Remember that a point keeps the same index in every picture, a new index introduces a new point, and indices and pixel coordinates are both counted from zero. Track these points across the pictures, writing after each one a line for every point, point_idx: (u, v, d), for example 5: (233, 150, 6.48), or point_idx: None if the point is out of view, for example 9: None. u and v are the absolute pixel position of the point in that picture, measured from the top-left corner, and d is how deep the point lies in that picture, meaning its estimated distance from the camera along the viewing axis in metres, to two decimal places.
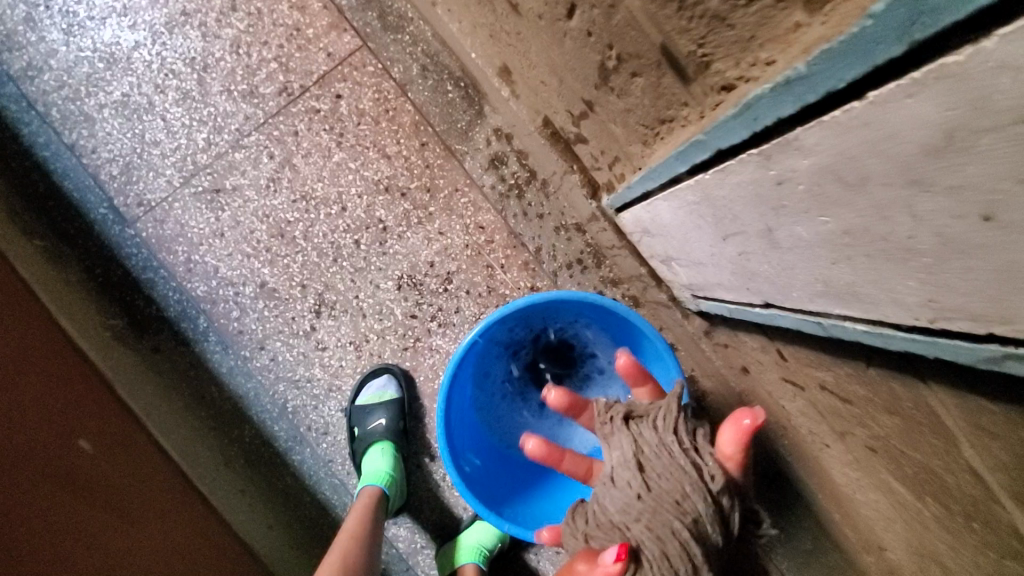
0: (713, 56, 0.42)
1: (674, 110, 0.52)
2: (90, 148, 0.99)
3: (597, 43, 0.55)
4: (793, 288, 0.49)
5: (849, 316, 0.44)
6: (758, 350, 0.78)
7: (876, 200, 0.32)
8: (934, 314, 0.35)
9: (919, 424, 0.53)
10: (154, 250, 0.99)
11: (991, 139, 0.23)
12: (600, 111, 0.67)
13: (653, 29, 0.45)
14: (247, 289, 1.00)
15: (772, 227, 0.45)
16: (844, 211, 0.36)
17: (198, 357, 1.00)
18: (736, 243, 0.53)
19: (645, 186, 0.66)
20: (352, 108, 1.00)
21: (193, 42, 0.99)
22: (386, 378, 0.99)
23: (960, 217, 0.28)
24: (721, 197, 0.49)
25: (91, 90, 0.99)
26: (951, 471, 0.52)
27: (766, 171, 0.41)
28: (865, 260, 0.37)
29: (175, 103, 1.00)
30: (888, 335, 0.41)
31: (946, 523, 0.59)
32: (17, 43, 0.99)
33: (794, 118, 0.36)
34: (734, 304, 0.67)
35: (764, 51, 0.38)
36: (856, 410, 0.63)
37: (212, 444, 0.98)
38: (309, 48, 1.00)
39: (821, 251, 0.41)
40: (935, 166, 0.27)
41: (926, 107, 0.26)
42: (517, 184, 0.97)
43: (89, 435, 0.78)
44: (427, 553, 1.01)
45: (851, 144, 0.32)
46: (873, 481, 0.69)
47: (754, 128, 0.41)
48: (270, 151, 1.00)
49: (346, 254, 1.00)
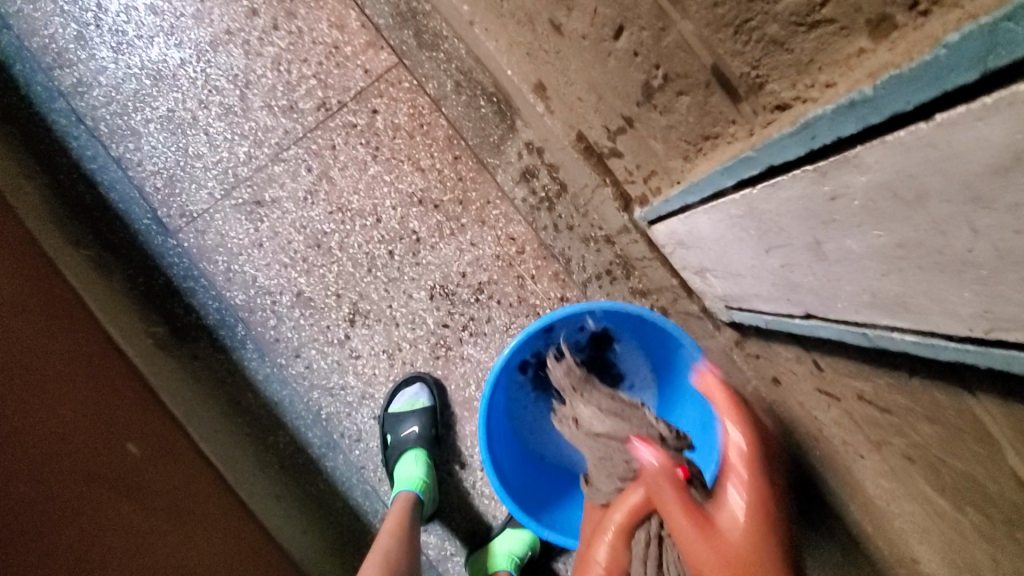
0: (767, 77, 0.44)
1: (720, 127, 0.54)
2: (136, 161, 1.03)
3: (643, 63, 0.57)
4: (839, 298, 0.51)
5: (897, 327, 0.46)
6: (791, 361, 0.79)
7: (934, 216, 0.34)
8: (989, 324, 0.36)
9: (962, 434, 0.54)
10: (194, 260, 1.02)
11: None
12: (640, 127, 0.69)
13: (704, 50, 0.47)
14: (284, 298, 1.02)
15: (821, 240, 0.47)
16: (900, 225, 0.37)
17: (235, 364, 1.02)
18: (781, 254, 0.54)
19: (684, 200, 0.68)
20: (388, 123, 1.03)
21: (236, 59, 1.03)
22: (418, 386, 1.01)
23: (1022, 231, 0.30)
24: (768, 211, 0.51)
25: (138, 106, 1.03)
26: (996, 481, 0.53)
27: (819, 187, 0.42)
28: (918, 272, 0.39)
29: (218, 118, 1.03)
30: (937, 345, 0.42)
31: (986, 532, 0.60)
32: (68, 60, 1.03)
33: (855, 137, 0.37)
34: (770, 316, 0.68)
35: (822, 73, 0.40)
36: (896, 420, 0.63)
37: (249, 450, 1.00)
38: (347, 65, 1.03)
39: (872, 263, 0.43)
40: (1000, 184, 0.29)
41: (995, 130, 0.27)
42: (547, 197, 0.99)
43: (139, 440, 0.81)
44: (457, 561, 1.02)
45: (912, 162, 0.33)
46: (911, 491, 0.70)
47: (812, 146, 0.42)
48: (309, 164, 1.03)
49: (380, 265, 1.03)
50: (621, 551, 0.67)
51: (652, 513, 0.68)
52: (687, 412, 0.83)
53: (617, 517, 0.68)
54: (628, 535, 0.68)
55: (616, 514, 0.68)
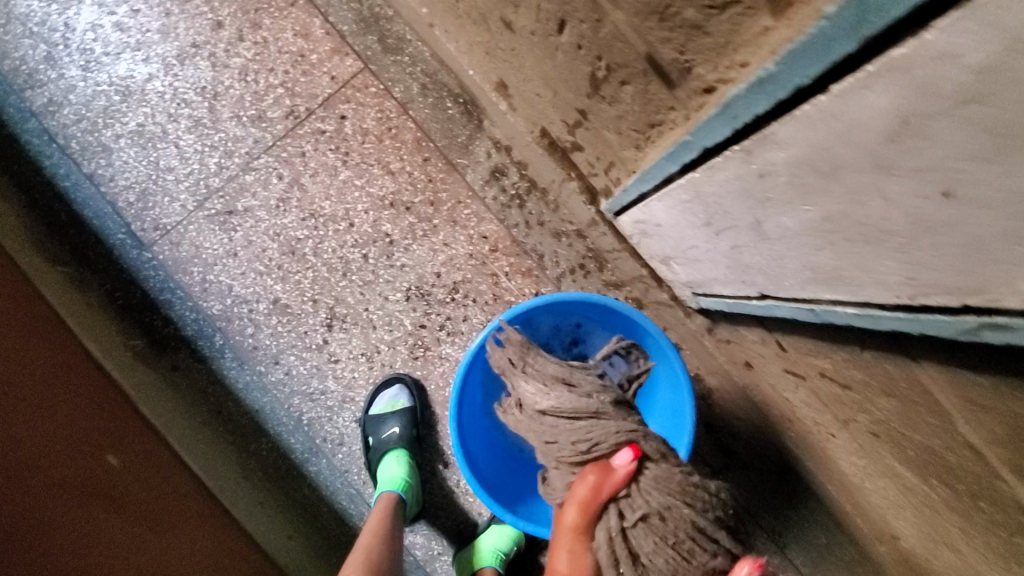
0: (693, 62, 0.45)
1: (662, 114, 0.55)
2: (109, 176, 1.04)
3: (587, 55, 0.58)
4: (785, 277, 0.52)
5: (837, 301, 0.47)
6: (758, 344, 0.80)
7: (849, 187, 0.35)
8: (913, 291, 0.37)
9: (916, 405, 0.55)
10: (170, 272, 1.03)
11: (942, 121, 0.26)
12: (594, 119, 0.70)
13: (638, 40, 0.48)
14: (261, 306, 1.03)
15: (760, 220, 0.47)
16: (823, 198, 0.38)
17: (215, 374, 1.03)
18: (730, 237, 0.55)
19: (640, 189, 0.69)
20: (356, 128, 1.04)
21: (203, 72, 1.04)
22: (397, 388, 1.01)
23: (925, 196, 0.30)
24: (711, 194, 0.52)
25: (108, 122, 1.04)
26: (952, 451, 0.54)
27: (749, 165, 0.43)
28: (845, 245, 0.40)
29: (188, 130, 1.04)
30: (875, 315, 0.43)
31: (953, 503, 0.60)
32: (38, 81, 1.04)
33: (770, 113, 0.38)
34: (731, 299, 0.69)
35: (738, 54, 0.40)
36: (857, 396, 0.64)
37: (232, 459, 1.00)
38: (313, 73, 1.04)
39: (806, 239, 0.44)
40: (898, 150, 0.30)
41: (882, 97, 0.28)
42: (517, 194, 1.00)
43: (117, 451, 0.81)
44: (444, 560, 1.02)
45: (822, 136, 0.34)
46: (880, 466, 0.70)
47: (735, 125, 0.43)
48: (279, 172, 1.04)
49: (355, 269, 1.03)
50: (582, 555, 0.57)
51: (608, 502, 0.58)
52: (658, 397, 0.83)
53: (568, 518, 0.58)
54: (586, 533, 0.58)
55: (566, 515, 0.58)
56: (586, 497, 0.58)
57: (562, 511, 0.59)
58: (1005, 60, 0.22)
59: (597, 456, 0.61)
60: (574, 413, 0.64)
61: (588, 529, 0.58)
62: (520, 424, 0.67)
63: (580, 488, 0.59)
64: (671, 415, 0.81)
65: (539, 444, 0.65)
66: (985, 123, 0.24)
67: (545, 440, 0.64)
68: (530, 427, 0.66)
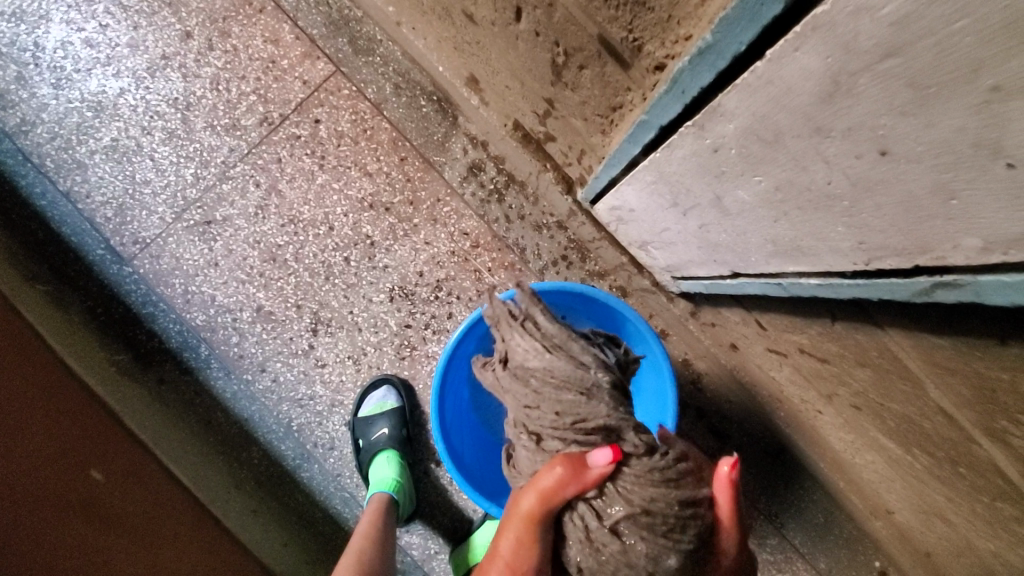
0: (642, 40, 0.45)
1: (621, 96, 0.55)
2: (85, 193, 1.03)
3: (545, 41, 0.58)
4: (751, 253, 0.51)
5: (803, 273, 0.47)
6: (740, 324, 0.79)
7: (793, 153, 0.35)
8: (867, 256, 0.37)
9: (889, 374, 0.54)
10: (152, 285, 1.03)
11: (867, 78, 0.26)
12: (560, 107, 0.70)
13: (588, 22, 0.48)
14: (244, 314, 1.03)
15: (720, 195, 0.47)
16: (771, 167, 0.38)
17: (202, 385, 1.03)
18: (696, 216, 0.55)
19: (609, 174, 0.69)
20: (331, 131, 1.03)
21: (175, 83, 1.04)
22: (385, 389, 1.01)
23: (860, 156, 0.31)
24: (674, 172, 0.51)
25: (82, 138, 1.04)
26: (928, 418, 0.53)
27: (702, 141, 0.43)
28: (798, 214, 0.40)
29: (163, 142, 1.04)
30: (837, 285, 0.43)
31: (936, 472, 0.60)
32: (10, 101, 1.04)
33: (715, 85, 0.38)
34: (708, 280, 0.69)
35: (682, 28, 0.40)
36: (834, 369, 0.64)
37: (222, 469, 1.00)
38: (285, 78, 1.04)
39: (764, 212, 0.43)
40: (831, 112, 0.30)
41: (812, 58, 0.28)
42: (496, 189, 1.00)
43: (100, 466, 0.80)
44: (441, 559, 1.02)
45: (761, 104, 0.34)
46: (866, 440, 0.70)
47: (684, 100, 0.42)
48: (256, 179, 1.03)
49: (337, 272, 1.03)
50: (528, 541, 0.56)
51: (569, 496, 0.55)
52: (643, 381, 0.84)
53: (525, 504, 0.55)
54: (538, 521, 0.55)
55: (525, 502, 0.55)
56: (547, 487, 0.54)
57: (521, 498, 0.56)
58: (915, 11, 0.22)
59: (571, 449, 0.57)
60: (562, 384, 0.60)
61: (543, 518, 0.55)
62: (501, 386, 0.63)
63: (546, 479, 0.55)
64: (656, 399, 0.81)
65: (518, 406, 0.62)
66: (905, 76, 0.25)
67: (525, 407, 0.61)
68: (513, 386, 0.62)
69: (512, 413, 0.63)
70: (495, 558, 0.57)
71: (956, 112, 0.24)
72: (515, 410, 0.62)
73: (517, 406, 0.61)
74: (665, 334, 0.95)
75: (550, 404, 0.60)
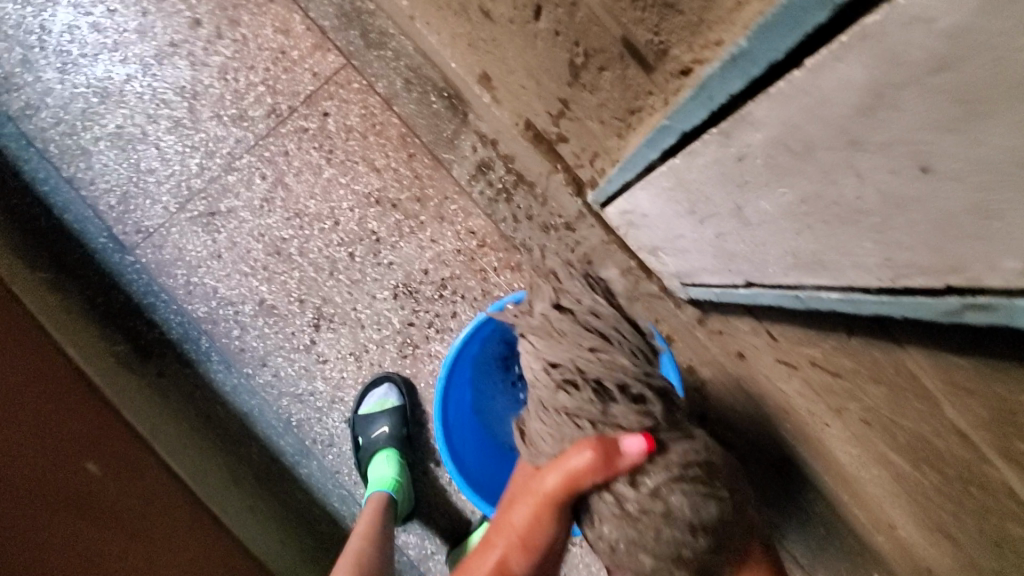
0: (668, 43, 0.44)
1: (641, 100, 0.54)
2: (88, 180, 1.02)
3: (565, 42, 0.57)
4: (769, 264, 0.50)
5: (822, 286, 0.45)
6: (749, 334, 0.78)
7: (823, 165, 0.34)
8: (894, 273, 0.36)
9: (904, 392, 0.54)
10: (153, 275, 1.02)
11: (911, 93, 0.26)
12: (576, 108, 0.69)
13: (613, 23, 0.48)
14: (246, 307, 1.01)
15: (740, 205, 0.46)
16: (798, 179, 0.37)
17: (202, 377, 1.02)
18: (713, 224, 0.54)
19: (623, 178, 0.68)
20: (340, 125, 1.02)
21: (183, 71, 1.02)
22: (386, 386, 1.00)
23: (897, 171, 0.30)
24: (693, 180, 0.50)
25: (87, 125, 1.02)
26: (941, 437, 0.53)
27: (726, 149, 0.42)
28: (823, 228, 0.39)
29: (168, 131, 1.03)
30: (858, 300, 0.42)
31: (945, 490, 0.59)
32: (15, 84, 1.02)
33: (744, 93, 0.37)
34: (718, 288, 0.68)
35: (712, 32, 0.39)
36: (846, 384, 0.63)
37: (220, 463, 1.00)
38: (295, 70, 1.02)
39: (785, 223, 0.42)
40: (868, 125, 0.29)
41: (854, 69, 0.27)
42: (504, 188, 0.98)
43: (96, 458, 0.79)
44: (438, 559, 1.01)
45: (792, 113, 0.33)
46: (873, 455, 0.69)
47: (711, 107, 0.41)
48: (263, 171, 1.02)
49: (342, 267, 1.02)
50: (543, 516, 0.60)
51: (590, 484, 0.55)
52: None
53: (545, 484, 0.58)
54: (556, 501, 0.58)
55: (549, 479, 0.57)
56: (570, 471, 0.56)
57: (545, 477, 0.58)
58: (971, 26, 0.21)
59: (606, 434, 0.56)
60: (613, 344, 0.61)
61: (561, 499, 0.58)
62: (552, 334, 0.61)
63: (574, 461, 0.56)
64: None
65: (573, 353, 0.60)
66: (951, 92, 0.24)
67: (581, 349, 0.60)
68: (569, 334, 0.61)
69: (560, 359, 0.60)
70: (511, 525, 0.63)
71: (1003, 132, 0.23)
72: (569, 354, 0.59)
73: (572, 350, 0.60)
74: (671, 340, 0.94)
75: (606, 357, 0.59)
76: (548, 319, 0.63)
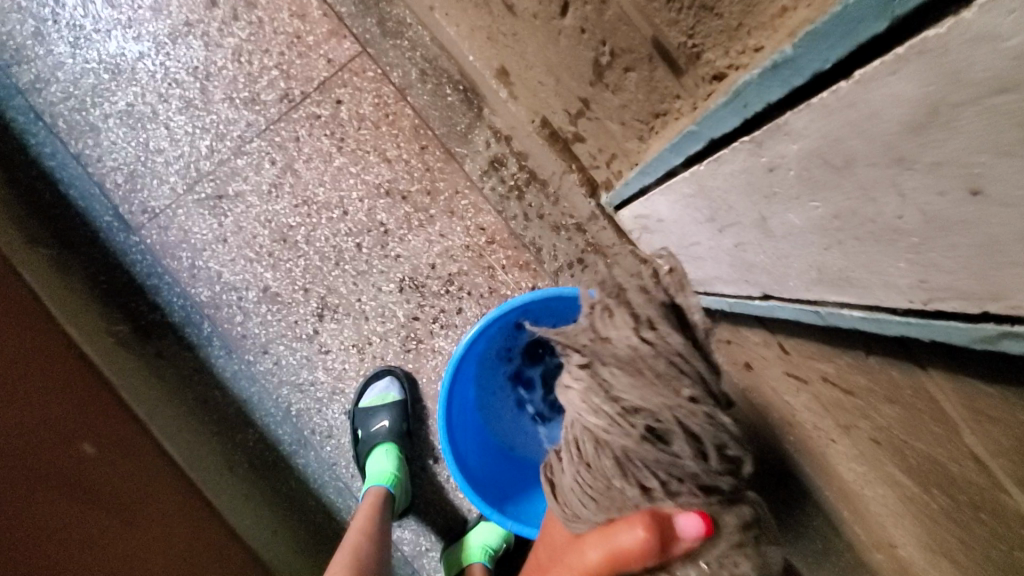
0: (702, 46, 0.44)
1: (666, 104, 0.53)
2: (96, 157, 1.01)
3: (591, 39, 0.56)
4: (789, 277, 0.49)
5: (845, 303, 0.43)
6: (759, 345, 0.77)
7: (862, 181, 0.33)
8: (926, 295, 0.34)
9: (920, 413, 0.53)
10: (158, 256, 1.01)
11: (969, 112, 0.25)
12: (596, 108, 0.67)
13: (644, 23, 0.47)
14: (250, 293, 1.00)
15: (766, 216, 0.45)
16: (833, 194, 0.36)
17: (202, 362, 1.01)
18: (733, 234, 0.53)
19: (642, 181, 0.66)
20: (352, 113, 1.01)
21: (196, 51, 1.01)
22: (388, 380, 0.99)
23: (945, 192, 0.29)
24: (717, 188, 0.50)
25: (96, 101, 1.01)
26: (956, 461, 0.52)
27: (758, 158, 0.42)
28: (854, 244, 0.37)
29: (179, 111, 1.01)
30: (883, 320, 0.40)
31: (954, 516, 0.58)
32: (26, 57, 1.01)
33: (783, 102, 0.38)
34: (733, 300, 0.64)
35: (751, 38, 0.39)
36: (859, 402, 0.62)
37: (216, 449, 0.99)
38: (310, 55, 1.01)
39: (813, 237, 0.41)
40: (919, 143, 0.28)
41: (908, 84, 0.27)
42: (516, 186, 0.96)
43: (93, 439, 0.78)
44: (432, 556, 1.01)
45: (836, 126, 0.33)
46: (878, 475, 0.67)
47: (745, 115, 0.42)
48: (272, 157, 1.01)
49: (348, 258, 1.01)
50: None
51: (639, 566, 0.50)
52: None
53: (587, 559, 0.52)
54: None
55: (592, 555, 0.51)
56: (619, 550, 0.50)
57: (587, 551, 0.52)
58: None
59: (660, 507, 0.51)
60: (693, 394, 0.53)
61: None
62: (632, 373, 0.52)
63: (627, 540, 0.50)
64: None
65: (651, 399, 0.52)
66: (1012, 116, 0.23)
67: (672, 396, 0.52)
68: (651, 379, 0.52)
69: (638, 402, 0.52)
70: None
71: None
72: (658, 398, 0.52)
73: (655, 394, 0.52)
74: None
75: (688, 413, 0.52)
76: (635, 351, 0.53)
